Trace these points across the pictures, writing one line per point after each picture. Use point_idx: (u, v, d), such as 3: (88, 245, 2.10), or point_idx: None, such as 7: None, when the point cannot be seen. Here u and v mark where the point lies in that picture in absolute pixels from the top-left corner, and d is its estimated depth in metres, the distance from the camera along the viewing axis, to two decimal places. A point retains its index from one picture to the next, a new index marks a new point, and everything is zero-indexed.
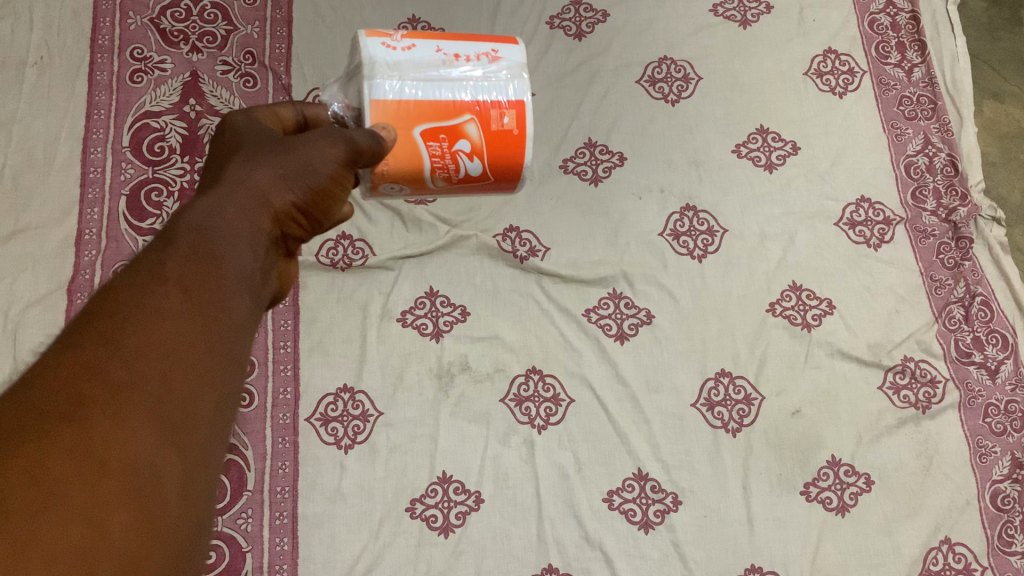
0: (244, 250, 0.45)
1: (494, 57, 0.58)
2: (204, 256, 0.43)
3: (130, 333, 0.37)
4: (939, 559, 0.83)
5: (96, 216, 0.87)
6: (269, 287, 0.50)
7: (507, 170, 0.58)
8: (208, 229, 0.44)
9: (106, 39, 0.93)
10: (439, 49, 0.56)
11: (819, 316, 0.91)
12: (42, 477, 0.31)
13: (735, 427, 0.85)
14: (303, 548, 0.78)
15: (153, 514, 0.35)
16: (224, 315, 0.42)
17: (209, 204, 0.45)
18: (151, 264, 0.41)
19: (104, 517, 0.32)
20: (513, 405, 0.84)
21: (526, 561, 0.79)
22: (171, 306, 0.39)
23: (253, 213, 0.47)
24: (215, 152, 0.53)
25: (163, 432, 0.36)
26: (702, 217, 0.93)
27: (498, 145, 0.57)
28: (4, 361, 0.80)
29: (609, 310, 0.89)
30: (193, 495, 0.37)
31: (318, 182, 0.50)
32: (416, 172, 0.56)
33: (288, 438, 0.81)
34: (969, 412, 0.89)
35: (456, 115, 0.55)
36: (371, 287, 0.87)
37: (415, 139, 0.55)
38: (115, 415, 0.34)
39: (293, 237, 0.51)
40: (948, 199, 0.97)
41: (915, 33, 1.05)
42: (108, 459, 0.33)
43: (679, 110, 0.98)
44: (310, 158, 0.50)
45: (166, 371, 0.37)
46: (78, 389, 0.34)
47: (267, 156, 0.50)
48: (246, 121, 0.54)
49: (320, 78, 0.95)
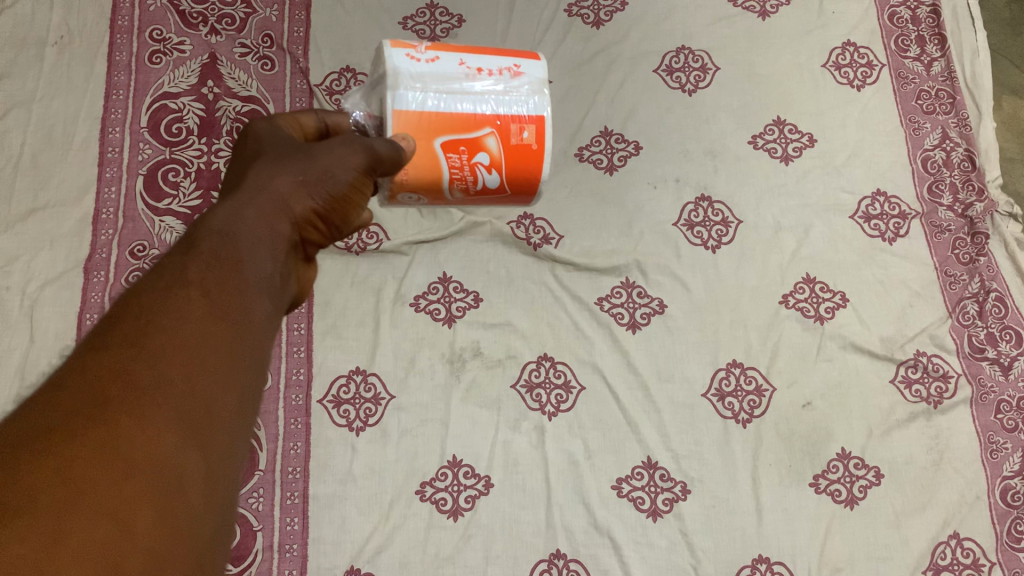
0: (266, 254, 0.45)
1: (516, 72, 0.58)
2: (226, 260, 0.42)
3: (154, 337, 0.37)
4: (947, 553, 0.83)
5: (113, 196, 0.87)
6: (290, 290, 0.50)
7: (525, 184, 0.59)
8: (230, 232, 0.43)
9: (126, 20, 0.93)
10: (461, 62, 0.56)
11: (832, 309, 0.90)
12: (72, 475, 0.31)
13: (745, 418, 0.86)
14: (313, 528, 0.78)
15: (178, 515, 0.34)
16: (246, 318, 0.41)
17: (230, 208, 0.45)
18: (174, 268, 0.41)
19: (129, 516, 0.32)
20: (524, 392, 0.85)
21: (534, 546, 0.80)
22: (194, 309, 0.39)
23: (272, 217, 0.47)
24: (239, 158, 0.53)
25: (186, 435, 0.36)
26: (717, 207, 0.93)
27: (517, 159, 0.57)
28: (21, 338, 0.81)
29: (621, 299, 0.89)
30: (216, 497, 0.37)
31: (339, 189, 0.50)
32: (434, 183, 0.56)
33: (300, 419, 0.81)
34: (981, 407, 0.89)
35: (477, 127, 0.55)
36: (385, 272, 0.88)
37: (434, 150, 0.55)
38: (140, 415, 0.34)
39: (313, 243, 0.51)
40: (965, 195, 0.97)
41: (935, 28, 1.04)
42: (133, 458, 0.33)
43: (696, 100, 0.97)
44: (331, 165, 0.50)
45: (190, 374, 0.37)
46: (104, 390, 0.34)
47: (289, 162, 0.50)
48: (269, 128, 0.54)
49: (338, 62, 0.95)
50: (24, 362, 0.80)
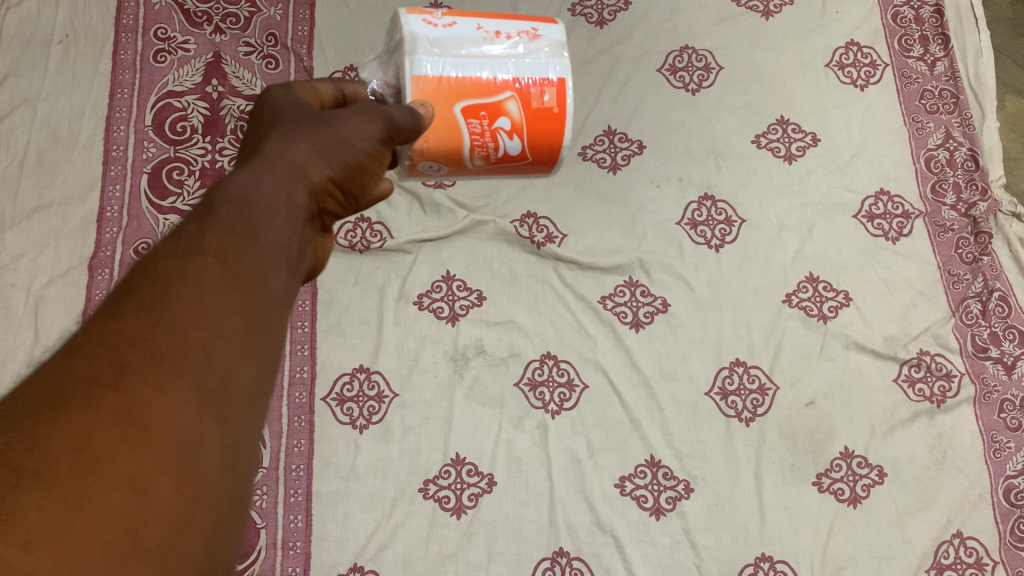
0: (284, 222, 0.45)
1: (535, 35, 0.58)
2: (243, 228, 0.42)
3: (172, 303, 0.37)
4: (950, 552, 0.83)
5: (118, 193, 0.87)
6: (309, 259, 0.50)
7: (547, 151, 0.58)
8: (247, 201, 0.43)
9: (130, 19, 0.94)
10: (479, 28, 0.57)
11: (835, 308, 0.90)
12: (86, 443, 0.31)
13: (748, 417, 0.86)
14: (317, 526, 0.78)
15: (195, 485, 0.34)
16: (263, 288, 0.41)
17: (248, 175, 0.45)
18: (191, 235, 0.40)
19: (146, 485, 0.32)
20: (527, 390, 0.85)
21: (536, 544, 0.80)
22: (211, 277, 0.39)
23: (289, 186, 0.46)
24: (256, 125, 0.53)
25: (204, 403, 0.36)
26: (720, 206, 0.93)
27: (539, 123, 0.57)
28: (26, 335, 0.81)
29: (624, 298, 0.89)
30: (236, 465, 0.37)
31: (356, 157, 0.50)
32: (452, 150, 0.55)
33: (305, 417, 0.82)
34: (984, 406, 0.88)
35: (497, 91, 0.55)
36: (389, 269, 0.88)
37: (455, 115, 0.55)
38: (156, 383, 0.34)
39: (331, 212, 0.52)
40: (968, 194, 0.96)
41: (939, 28, 1.04)
42: (150, 425, 0.33)
43: (700, 99, 0.98)
44: (348, 133, 0.50)
45: (208, 342, 0.37)
46: (121, 358, 0.34)
47: (308, 130, 0.50)
48: (286, 93, 0.54)
49: (341, 61, 0.95)
50: (29, 359, 0.81)
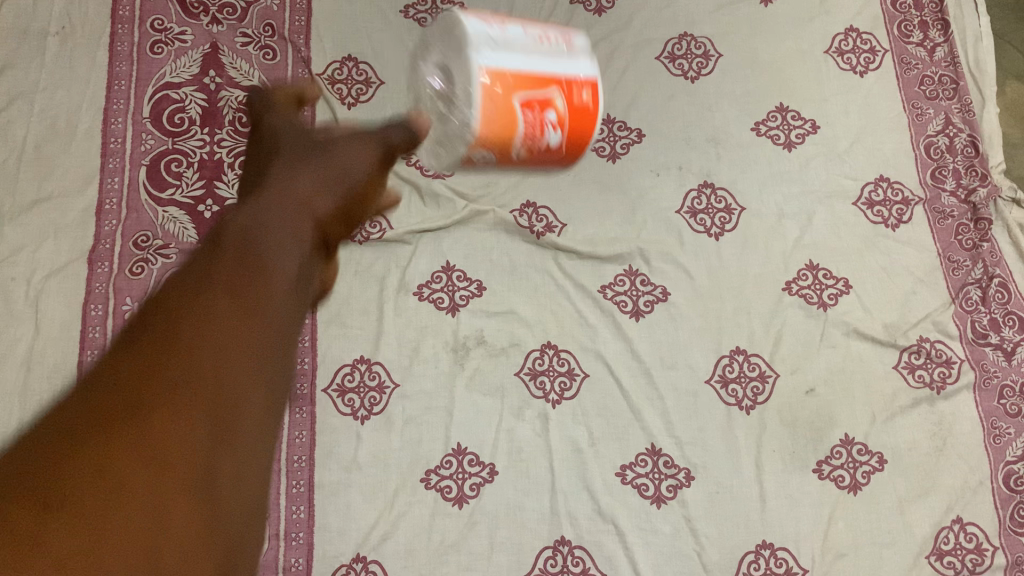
0: (293, 251, 0.44)
1: (567, 36, 0.58)
2: (253, 259, 0.42)
3: (186, 335, 0.36)
4: (950, 538, 0.83)
5: (116, 186, 0.87)
6: (316, 288, 0.49)
7: (578, 148, 0.58)
8: (256, 233, 0.43)
9: (127, 10, 0.93)
10: (520, 24, 0.56)
11: (835, 295, 0.90)
12: (104, 476, 0.31)
13: (748, 404, 0.86)
14: (319, 516, 0.79)
15: (209, 521, 0.34)
16: (276, 316, 0.41)
17: (254, 208, 0.45)
18: (200, 267, 0.40)
19: (161, 522, 0.32)
20: (528, 379, 0.85)
21: (538, 533, 0.80)
22: (225, 307, 0.38)
23: (296, 215, 0.46)
24: (257, 155, 0.53)
25: (217, 435, 0.35)
26: (720, 194, 0.93)
27: (579, 120, 0.56)
28: (27, 328, 0.81)
29: (624, 287, 0.89)
30: (248, 499, 0.36)
31: (354, 186, 0.51)
32: (502, 146, 0.54)
33: (306, 408, 0.82)
34: (984, 393, 0.89)
35: (548, 87, 0.54)
36: (389, 260, 0.88)
37: (513, 107, 0.53)
38: (172, 417, 0.34)
39: (337, 241, 0.51)
40: (968, 180, 0.96)
41: (938, 13, 1.04)
42: (165, 461, 0.33)
43: (699, 87, 0.97)
44: (346, 163, 0.51)
45: (222, 372, 0.36)
46: (134, 391, 0.34)
47: (308, 165, 0.50)
48: (286, 126, 0.55)
49: (339, 50, 0.95)
50: (30, 352, 0.81)
